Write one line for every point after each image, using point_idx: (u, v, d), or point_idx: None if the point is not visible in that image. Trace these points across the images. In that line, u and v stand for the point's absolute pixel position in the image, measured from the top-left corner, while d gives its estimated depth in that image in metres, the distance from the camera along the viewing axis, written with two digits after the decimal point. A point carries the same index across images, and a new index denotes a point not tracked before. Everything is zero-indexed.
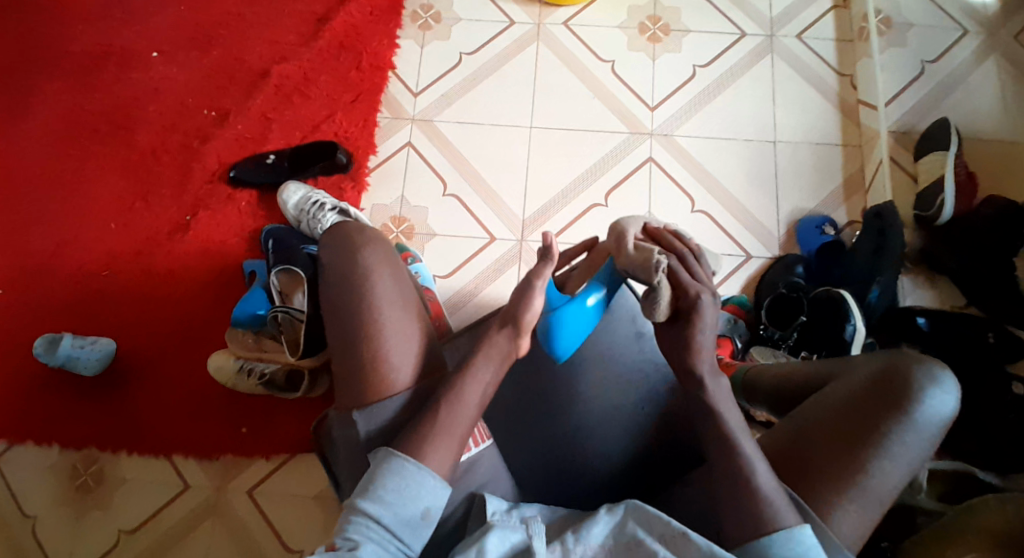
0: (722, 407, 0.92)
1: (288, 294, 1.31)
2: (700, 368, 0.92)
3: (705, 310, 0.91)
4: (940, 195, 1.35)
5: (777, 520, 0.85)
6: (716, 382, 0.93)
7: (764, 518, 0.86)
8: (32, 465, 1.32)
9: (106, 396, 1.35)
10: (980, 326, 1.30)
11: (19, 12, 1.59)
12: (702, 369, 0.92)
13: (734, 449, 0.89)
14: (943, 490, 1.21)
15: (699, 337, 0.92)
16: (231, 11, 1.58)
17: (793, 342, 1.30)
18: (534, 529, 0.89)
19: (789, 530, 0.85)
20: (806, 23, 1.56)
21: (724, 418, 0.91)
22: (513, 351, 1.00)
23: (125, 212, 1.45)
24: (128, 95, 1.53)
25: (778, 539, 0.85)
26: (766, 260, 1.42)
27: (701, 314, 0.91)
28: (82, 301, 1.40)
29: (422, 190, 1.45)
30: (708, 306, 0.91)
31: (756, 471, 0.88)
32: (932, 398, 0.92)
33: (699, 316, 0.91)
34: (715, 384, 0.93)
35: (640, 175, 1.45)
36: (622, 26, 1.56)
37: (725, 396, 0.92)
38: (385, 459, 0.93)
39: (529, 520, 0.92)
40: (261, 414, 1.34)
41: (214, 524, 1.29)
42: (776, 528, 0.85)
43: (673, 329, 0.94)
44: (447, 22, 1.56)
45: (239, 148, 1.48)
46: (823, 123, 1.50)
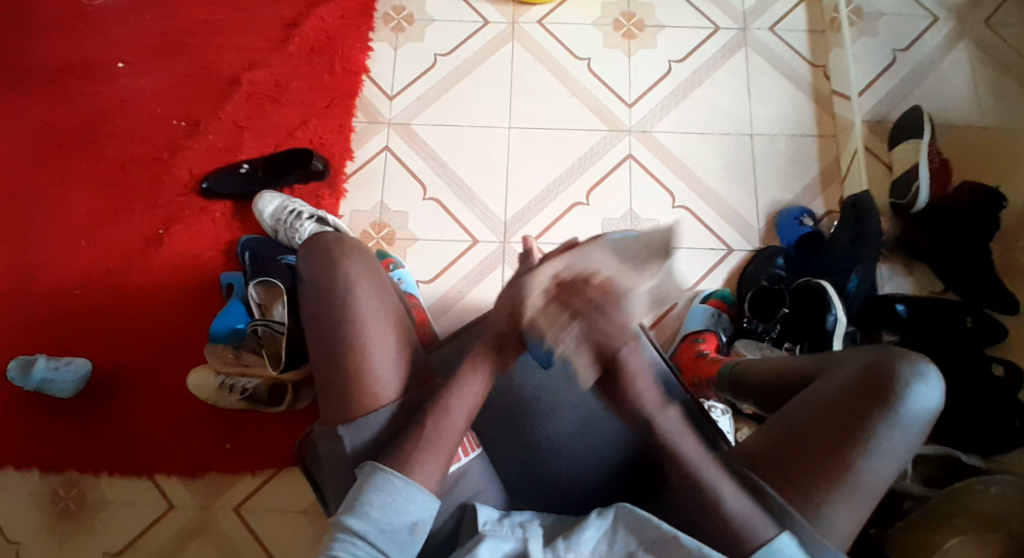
0: (675, 439, 0.97)
1: (267, 307, 1.29)
2: (642, 408, 0.98)
3: (629, 360, 0.97)
4: (916, 182, 1.36)
5: (757, 534, 0.89)
6: (662, 418, 0.98)
7: (740, 534, 0.89)
8: (9, 491, 1.28)
9: (83, 417, 1.31)
10: (959, 311, 1.31)
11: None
12: (646, 408, 0.98)
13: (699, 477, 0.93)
14: (929, 473, 1.23)
15: (634, 381, 0.98)
16: (198, 18, 1.54)
17: (776, 334, 1.31)
18: (530, 533, 0.90)
19: (767, 544, 0.88)
20: (778, 15, 1.57)
21: (678, 449, 0.96)
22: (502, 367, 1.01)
23: (96, 227, 1.41)
24: (92, 107, 1.48)
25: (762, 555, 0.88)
26: (747, 253, 1.43)
27: (627, 365, 0.97)
28: (54, 320, 1.36)
29: (401, 194, 1.43)
30: (630, 357, 0.97)
31: (724, 497, 0.91)
32: (918, 394, 0.93)
33: (625, 368, 0.98)
34: (661, 419, 0.98)
35: (619, 172, 1.45)
36: (597, 23, 1.55)
37: (675, 428, 0.98)
38: (371, 474, 0.92)
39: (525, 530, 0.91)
40: (244, 429, 1.32)
41: (201, 543, 1.26)
42: (756, 544, 0.89)
43: (608, 383, 0.99)
44: (420, 23, 1.54)
45: (211, 158, 1.45)
46: (798, 115, 1.50)
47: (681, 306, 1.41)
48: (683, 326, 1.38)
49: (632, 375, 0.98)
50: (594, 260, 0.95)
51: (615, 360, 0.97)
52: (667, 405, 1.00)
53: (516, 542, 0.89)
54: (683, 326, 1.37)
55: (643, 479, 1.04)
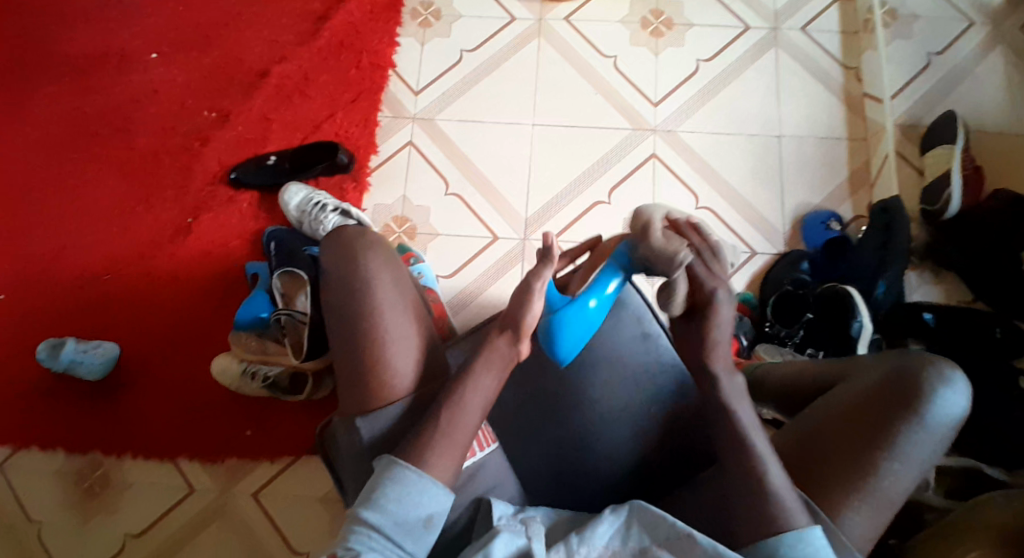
0: (734, 405, 0.92)
1: (290, 296, 1.31)
2: (713, 365, 0.93)
3: (719, 307, 0.91)
4: (947, 189, 1.33)
5: (789, 520, 0.86)
6: (727, 380, 0.93)
7: (775, 518, 0.86)
8: (37, 470, 1.32)
9: (110, 400, 1.35)
10: (986, 324, 1.29)
11: (15, 16, 1.58)
12: (716, 367, 0.93)
13: (750, 449, 0.90)
14: (951, 485, 1.21)
15: (714, 331, 0.92)
16: (230, 10, 1.57)
17: (799, 339, 1.29)
18: (534, 530, 0.90)
19: (800, 531, 0.86)
20: (811, 15, 1.54)
21: (735, 415, 0.92)
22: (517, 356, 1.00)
23: (126, 215, 1.45)
24: (126, 97, 1.52)
25: (793, 538, 0.85)
26: (771, 257, 1.41)
27: (717, 309, 0.91)
28: (84, 304, 1.40)
29: (424, 189, 1.44)
30: (722, 302, 0.91)
31: (770, 474, 0.88)
32: (943, 399, 0.91)
33: (715, 312, 0.91)
34: (727, 380, 0.93)
35: (643, 171, 1.44)
36: (624, 21, 1.54)
37: (737, 393, 0.93)
38: (388, 467, 0.93)
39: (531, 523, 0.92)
40: (264, 415, 1.34)
41: (220, 526, 1.29)
42: (784, 528, 0.86)
43: (689, 323, 0.93)
44: (447, 19, 1.55)
45: (240, 149, 1.47)
46: (828, 117, 1.48)
47: None
48: None
49: (718, 322, 0.92)
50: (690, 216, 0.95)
51: (707, 299, 0.91)
52: (736, 369, 0.95)
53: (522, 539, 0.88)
54: None
55: (662, 477, 1.06)
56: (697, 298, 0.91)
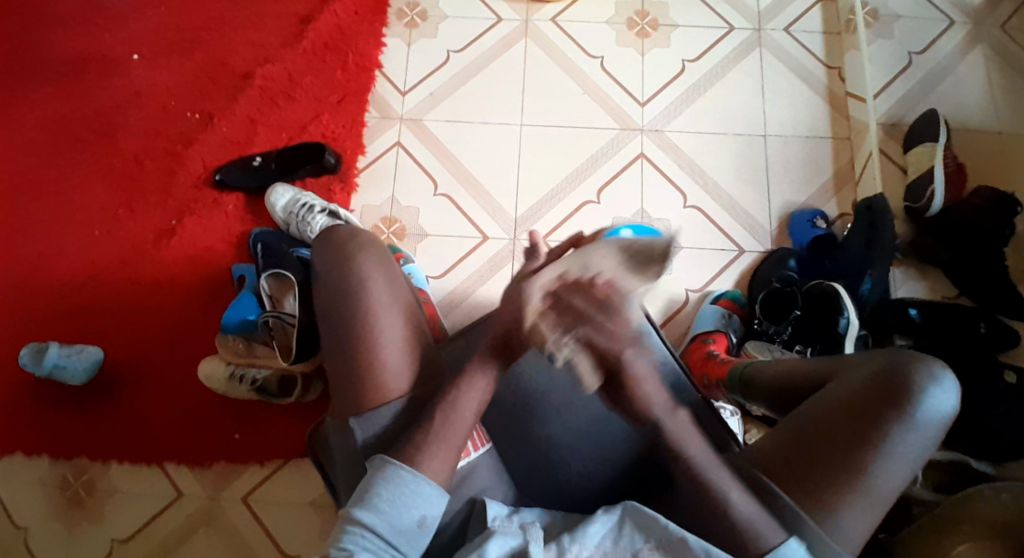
0: (682, 442, 0.93)
1: (277, 299, 1.29)
2: (650, 412, 0.93)
3: (632, 365, 0.90)
4: (931, 186, 1.35)
5: (761, 542, 0.88)
6: (671, 420, 0.93)
7: (750, 539, 0.88)
8: (20, 478, 1.30)
9: (94, 406, 1.33)
10: (971, 318, 1.30)
11: (17, 16, 1.56)
12: (654, 413, 0.93)
13: (702, 476, 0.91)
14: (938, 480, 1.22)
15: (637, 386, 0.91)
16: (214, 12, 1.56)
17: (787, 337, 1.30)
18: (533, 533, 0.88)
19: (776, 549, 0.87)
20: (794, 16, 1.56)
21: (687, 453, 0.92)
22: (500, 373, 1.01)
23: (110, 218, 1.43)
24: (109, 100, 1.50)
25: None
26: (759, 255, 1.42)
27: (630, 366, 0.90)
28: (67, 309, 1.37)
29: (412, 190, 1.43)
30: (632, 360, 0.90)
31: (733, 501, 0.89)
32: (933, 397, 0.92)
33: (628, 371, 0.90)
34: (670, 421, 0.93)
35: (631, 171, 1.45)
36: (610, 21, 1.55)
37: (684, 431, 0.93)
38: (381, 467, 0.92)
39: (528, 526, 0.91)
40: (253, 419, 1.32)
41: (208, 532, 1.27)
42: (761, 551, 0.87)
43: (611, 389, 0.93)
44: (434, 19, 1.55)
45: (225, 151, 1.46)
46: (812, 117, 1.50)
47: (691, 307, 1.40)
48: (693, 327, 1.37)
49: (637, 378, 0.91)
50: (596, 260, 0.88)
51: (614, 364, 0.90)
52: (677, 406, 0.94)
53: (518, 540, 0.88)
54: (694, 326, 1.36)
55: (653, 476, 1.03)
56: (603, 366, 0.90)
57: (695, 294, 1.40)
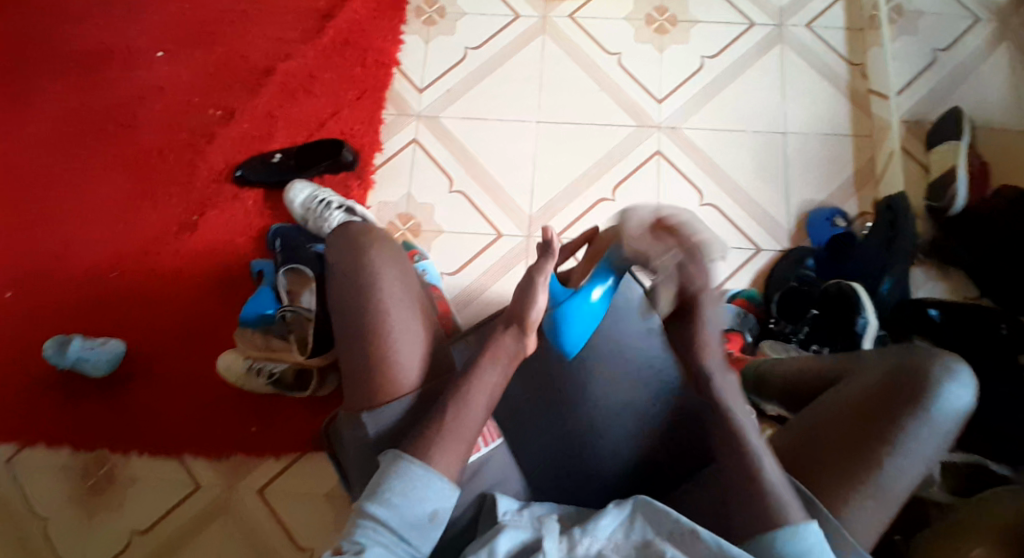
0: (729, 402, 0.94)
1: (295, 293, 1.32)
2: (704, 365, 0.95)
3: (704, 306, 0.94)
4: (954, 184, 1.33)
5: (785, 515, 0.85)
6: (720, 377, 0.95)
7: (775, 510, 0.86)
8: (43, 466, 1.33)
9: (116, 396, 1.35)
10: (991, 319, 1.28)
11: (17, 16, 1.58)
12: (709, 365, 0.95)
13: (744, 442, 0.90)
14: (954, 484, 1.20)
15: (704, 327, 0.95)
16: (235, 8, 1.57)
17: (803, 336, 1.28)
18: (546, 526, 0.89)
19: (800, 525, 0.84)
20: (817, 11, 1.54)
21: (733, 415, 0.93)
22: (520, 352, 1.01)
23: (132, 212, 1.45)
24: (132, 95, 1.52)
25: (794, 539, 0.84)
26: (776, 253, 1.41)
27: (702, 307, 0.94)
28: (90, 300, 1.40)
29: (428, 187, 1.44)
30: (708, 301, 0.93)
31: (763, 464, 0.89)
32: (950, 393, 0.93)
33: (699, 310, 0.94)
34: (720, 379, 0.95)
35: (648, 168, 1.44)
36: (628, 18, 1.54)
37: (732, 390, 0.95)
38: (393, 461, 0.93)
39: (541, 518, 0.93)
40: (270, 412, 1.35)
41: (225, 522, 1.30)
42: (780, 523, 0.85)
43: (678, 323, 0.97)
44: (452, 16, 1.55)
45: (245, 146, 1.48)
46: (834, 114, 1.48)
47: None
48: None
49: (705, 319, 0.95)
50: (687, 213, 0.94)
51: (690, 299, 0.93)
52: (729, 367, 0.96)
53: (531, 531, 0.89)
54: None
55: (656, 478, 1.06)
56: (680, 297, 0.94)
57: None
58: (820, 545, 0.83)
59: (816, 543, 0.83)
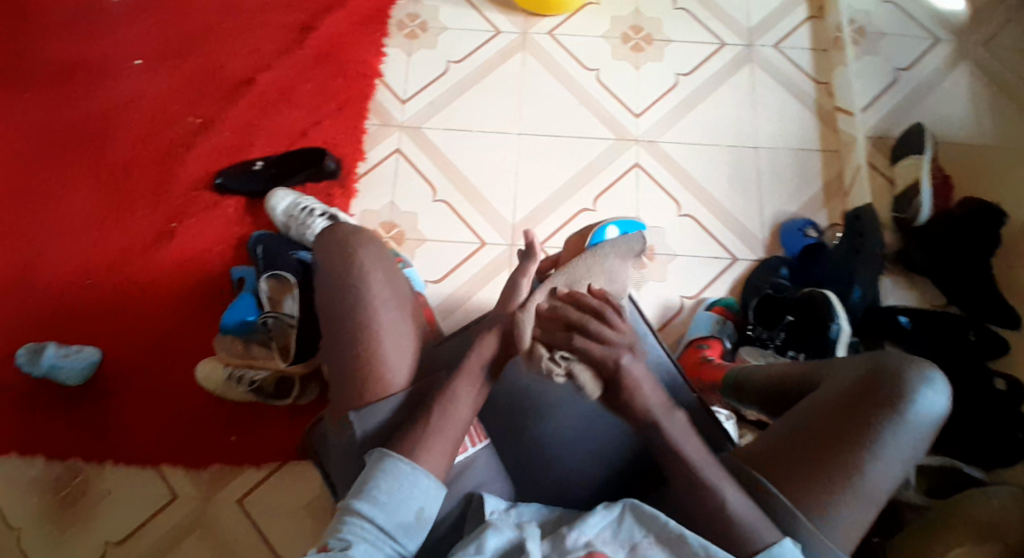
0: (682, 443, 0.90)
1: (276, 300, 1.29)
2: (646, 413, 0.89)
3: (631, 370, 0.89)
4: (918, 197, 1.40)
5: (756, 539, 0.86)
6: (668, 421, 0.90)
7: (745, 536, 0.86)
8: (11, 479, 1.28)
9: (87, 407, 1.32)
10: (960, 327, 1.32)
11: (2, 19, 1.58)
12: (650, 412, 0.90)
13: (700, 472, 0.89)
14: (928, 484, 1.24)
15: (635, 389, 0.89)
16: (216, 20, 1.58)
17: (780, 342, 1.31)
18: (529, 531, 0.86)
19: (772, 547, 0.86)
20: (783, 33, 1.62)
21: (683, 452, 0.89)
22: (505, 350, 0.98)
23: (109, 220, 1.43)
24: (111, 104, 1.52)
25: None
26: (751, 263, 1.44)
27: (627, 375, 0.89)
28: (62, 309, 1.37)
29: (411, 195, 1.45)
30: (632, 364, 0.89)
31: (728, 496, 0.88)
32: (924, 398, 0.93)
33: (626, 378, 0.89)
34: (666, 422, 0.90)
35: (627, 180, 1.48)
36: (605, 35, 1.59)
37: (682, 432, 0.90)
38: (379, 460, 0.91)
39: (523, 524, 0.90)
40: (248, 423, 1.32)
41: (200, 537, 1.26)
42: (755, 549, 0.86)
43: (612, 395, 0.91)
44: (434, 31, 1.58)
45: (225, 155, 1.48)
46: (802, 130, 1.54)
47: (684, 313, 1.41)
48: (687, 331, 1.38)
49: (634, 383, 0.89)
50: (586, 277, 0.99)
51: (613, 367, 0.88)
52: (674, 407, 0.91)
53: (512, 534, 0.86)
54: (688, 331, 1.38)
55: (653, 470, 1.02)
56: (604, 373, 0.89)
57: (689, 300, 1.42)
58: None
59: None
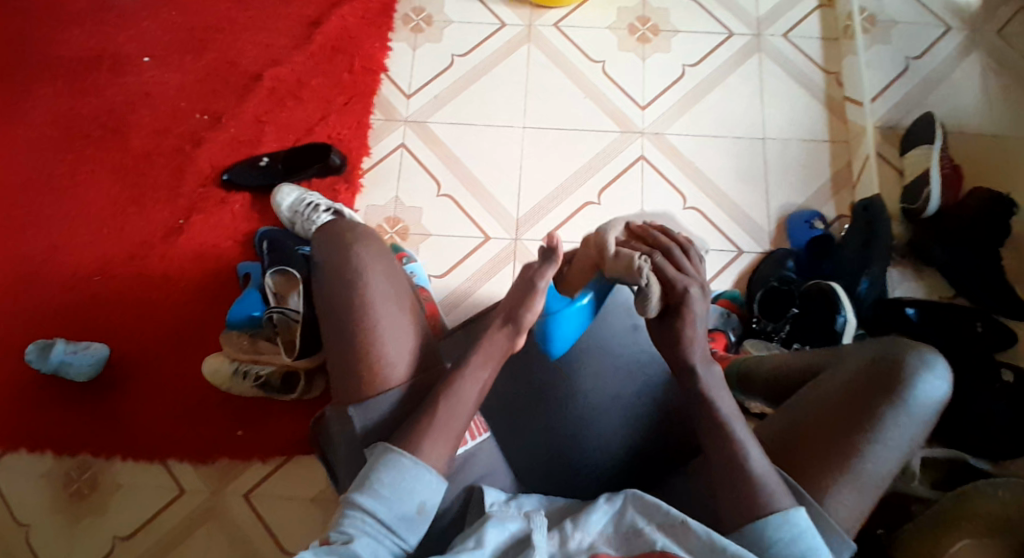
0: (713, 392, 0.91)
1: (283, 295, 1.31)
2: (689, 357, 0.92)
3: (693, 304, 0.91)
4: (927, 187, 1.37)
5: (771, 504, 0.85)
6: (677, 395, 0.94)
7: (760, 500, 0.85)
8: (26, 471, 1.31)
9: (100, 401, 1.34)
10: (967, 318, 1.32)
11: (12, 17, 1.59)
12: (692, 358, 0.92)
13: (730, 432, 0.89)
14: (935, 477, 1.24)
15: (689, 327, 0.91)
16: (224, 15, 1.59)
17: (785, 335, 1.31)
18: (535, 520, 0.87)
19: (786, 512, 0.84)
20: (792, 22, 1.60)
21: (716, 403, 0.91)
22: (510, 350, 0.98)
23: (119, 216, 1.45)
24: (120, 100, 1.53)
25: (773, 522, 0.84)
26: (757, 255, 1.44)
27: (691, 307, 0.91)
28: (74, 304, 1.39)
29: (415, 191, 1.45)
30: (694, 298, 0.91)
31: (750, 455, 0.87)
32: (925, 384, 0.92)
33: (687, 309, 0.91)
34: (705, 370, 0.92)
35: (632, 173, 1.47)
36: (612, 27, 1.58)
37: (718, 383, 0.92)
38: (381, 454, 0.91)
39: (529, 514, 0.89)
40: (256, 417, 1.34)
41: (209, 529, 1.28)
42: (768, 511, 0.84)
43: (662, 325, 0.93)
44: (439, 24, 1.58)
45: (232, 151, 1.49)
46: (811, 120, 1.52)
47: None
48: None
49: (689, 319, 0.91)
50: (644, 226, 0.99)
51: (681, 294, 0.90)
52: (712, 360, 0.93)
53: (515, 529, 0.86)
54: None
55: (662, 458, 1.04)
56: (671, 296, 0.91)
57: None
58: (809, 530, 0.84)
59: (797, 532, 0.83)
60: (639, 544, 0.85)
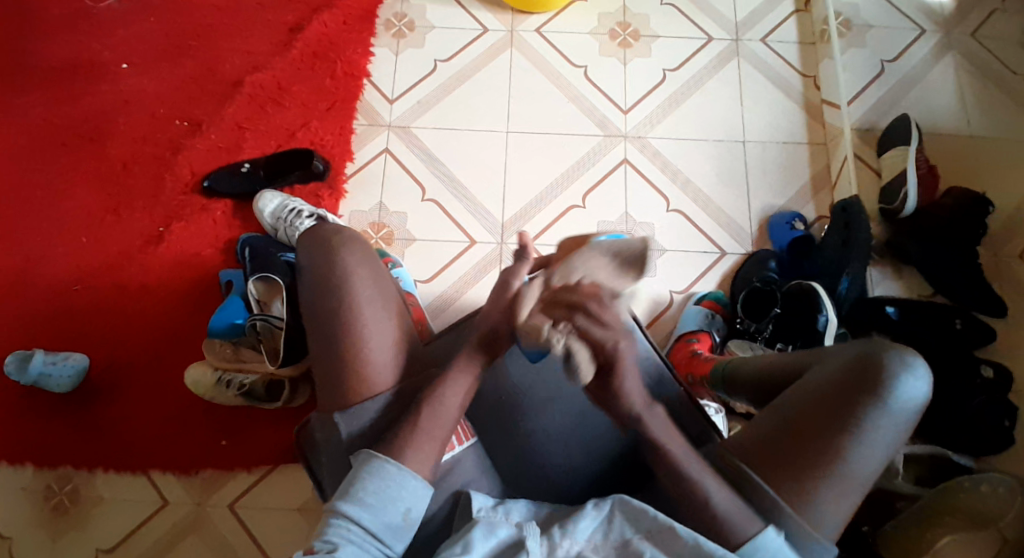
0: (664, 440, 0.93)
1: (266, 303, 1.30)
2: (632, 406, 0.93)
3: (624, 355, 0.91)
4: (904, 188, 1.39)
5: (739, 531, 0.88)
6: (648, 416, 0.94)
7: (727, 529, 0.88)
8: (5, 486, 1.28)
9: (80, 413, 1.32)
10: (946, 315, 1.34)
11: None
12: (635, 406, 0.94)
13: (684, 471, 0.91)
14: (918, 473, 1.26)
15: (625, 378, 0.93)
16: (203, 21, 1.58)
17: (768, 334, 1.32)
18: (528, 529, 0.87)
19: (754, 538, 0.88)
20: (769, 27, 1.61)
21: (666, 445, 0.93)
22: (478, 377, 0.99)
23: (98, 225, 1.43)
24: (98, 108, 1.51)
25: (749, 549, 0.87)
26: (739, 256, 1.45)
27: (621, 360, 0.91)
28: (52, 315, 1.37)
29: (400, 196, 1.45)
30: (626, 350, 0.91)
31: (711, 490, 0.90)
32: (906, 385, 0.93)
33: (620, 363, 0.92)
34: (649, 415, 0.94)
35: (615, 177, 1.48)
36: (592, 32, 1.59)
37: (662, 425, 0.94)
38: (366, 461, 0.90)
39: (521, 522, 0.90)
40: (240, 426, 1.32)
41: (195, 540, 1.26)
42: (740, 540, 0.88)
43: (599, 380, 0.94)
44: (421, 30, 1.58)
45: (213, 158, 1.47)
46: (790, 124, 1.54)
47: (675, 307, 1.42)
48: (677, 327, 1.39)
49: (625, 372, 0.92)
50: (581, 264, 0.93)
51: (610, 356, 0.91)
52: (653, 401, 0.95)
53: (512, 533, 0.87)
54: (678, 326, 1.38)
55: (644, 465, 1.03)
56: (599, 358, 0.91)
57: (679, 295, 1.42)
58: (781, 550, 0.88)
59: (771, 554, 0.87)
60: (627, 550, 0.86)
